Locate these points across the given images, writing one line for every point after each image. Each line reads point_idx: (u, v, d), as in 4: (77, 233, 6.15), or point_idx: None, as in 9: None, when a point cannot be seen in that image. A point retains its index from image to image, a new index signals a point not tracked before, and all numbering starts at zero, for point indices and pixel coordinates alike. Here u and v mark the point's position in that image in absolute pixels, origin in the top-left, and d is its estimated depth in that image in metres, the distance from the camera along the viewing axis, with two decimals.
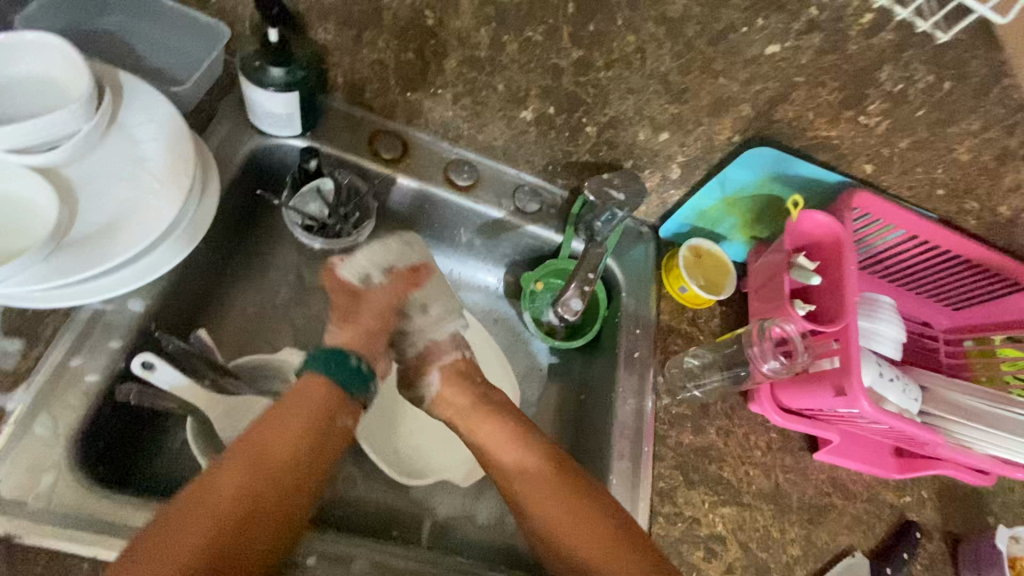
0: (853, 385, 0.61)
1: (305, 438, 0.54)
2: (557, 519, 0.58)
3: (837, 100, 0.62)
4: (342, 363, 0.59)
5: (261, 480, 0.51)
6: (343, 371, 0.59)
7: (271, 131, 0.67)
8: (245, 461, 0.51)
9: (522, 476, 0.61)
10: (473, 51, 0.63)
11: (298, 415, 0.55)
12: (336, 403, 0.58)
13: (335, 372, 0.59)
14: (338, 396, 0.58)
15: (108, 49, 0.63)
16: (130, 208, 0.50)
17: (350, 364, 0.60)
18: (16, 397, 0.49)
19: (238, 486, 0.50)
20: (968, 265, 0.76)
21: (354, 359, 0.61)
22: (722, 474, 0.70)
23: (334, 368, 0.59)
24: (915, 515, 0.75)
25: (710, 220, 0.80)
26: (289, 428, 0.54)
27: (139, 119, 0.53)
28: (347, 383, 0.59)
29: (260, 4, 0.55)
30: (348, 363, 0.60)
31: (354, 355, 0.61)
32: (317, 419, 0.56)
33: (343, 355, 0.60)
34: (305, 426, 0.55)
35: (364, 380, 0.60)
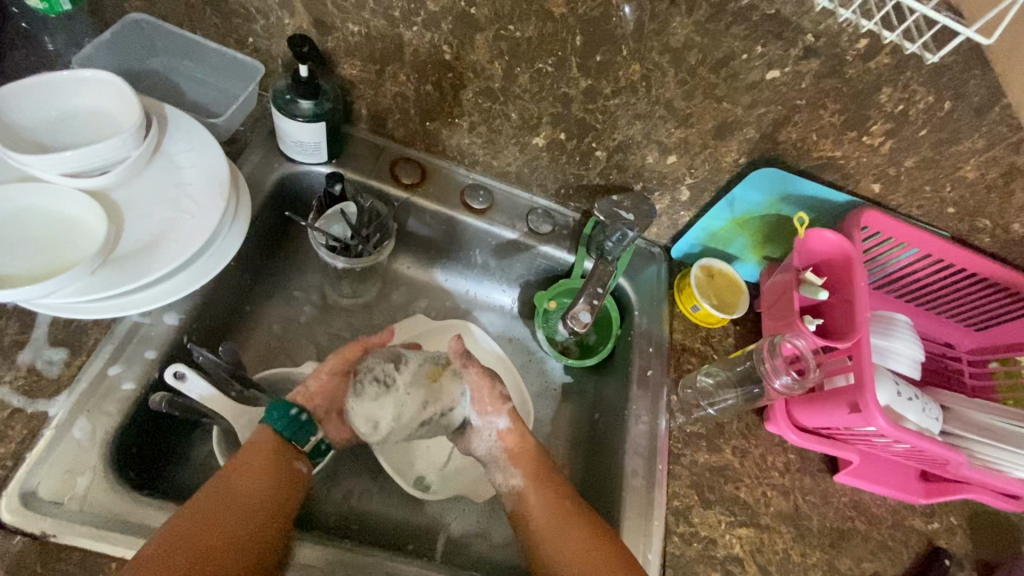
0: (867, 401, 0.60)
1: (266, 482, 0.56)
2: (566, 549, 0.59)
3: (840, 121, 0.64)
4: (289, 413, 0.61)
5: (239, 520, 0.53)
6: (282, 419, 0.60)
7: (300, 159, 0.71)
8: (216, 507, 0.52)
9: (544, 506, 0.64)
10: (487, 83, 0.68)
11: (259, 459, 0.58)
12: (285, 450, 0.60)
13: (276, 421, 0.60)
14: (283, 445, 0.60)
15: (157, 87, 0.69)
16: (169, 228, 0.53)
17: (290, 413, 0.61)
18: (58, 402, 0.52)
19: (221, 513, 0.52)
20: (986, 283, 0.76)
21: (295, 410, 0.62)
22: (739, 495, 0.69)
23: (275, 418, 0.60)
24: (944, 542, 0.72)
25: (721, 240, 0.81)
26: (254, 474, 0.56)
27: (180, 148, 0.57)
28: (288, 434, 0.61)
29: (292, 44, 0.60)
30: (288, 413, 0.61)
31: (292, 406, 0.62)
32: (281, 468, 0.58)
33: (282, 406, 0.61)
34: (269, 471, 0.57)
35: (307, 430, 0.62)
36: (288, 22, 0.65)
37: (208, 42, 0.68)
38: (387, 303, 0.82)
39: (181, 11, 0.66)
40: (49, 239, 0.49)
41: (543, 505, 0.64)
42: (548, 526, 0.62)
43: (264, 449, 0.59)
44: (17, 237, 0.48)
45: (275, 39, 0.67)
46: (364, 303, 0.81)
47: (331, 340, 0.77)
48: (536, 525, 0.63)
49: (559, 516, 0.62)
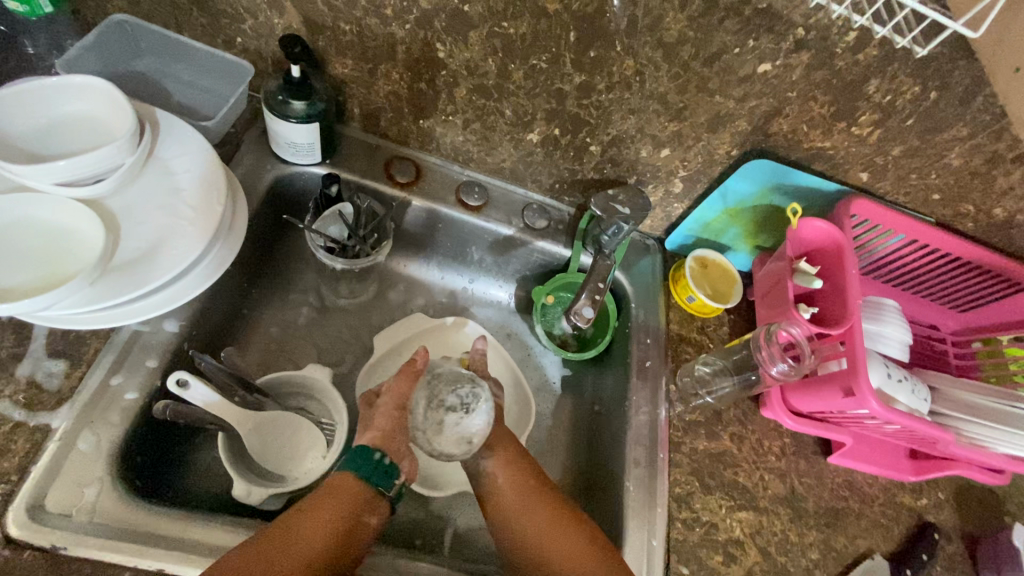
0: (861, 385, 0.62)
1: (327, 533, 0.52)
2: (549, 541, 0.59)
3: (829, 112, 0.65)
4: (372, 458, 0.57)
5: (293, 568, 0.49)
6: (364, 467, 0.56)
7: (294, 160, 0.71)
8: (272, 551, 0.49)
9: (517, 495, 0.63)
10: (481, 80, 0.67)
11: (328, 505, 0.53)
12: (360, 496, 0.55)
13: (358, 468, 0.56)
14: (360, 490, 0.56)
15: (149, 91, 0.68)
16: (166, 234, 0.53)
17: (372, 458, 0.57)
18: (61, 415, 0.51)
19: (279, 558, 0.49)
20: (969, 267, 0.78)
21: (377, 454, 0.57)
22: (737, 480, 0.71)
23: (357, 464, 0.56)
24: (933, 517, 0.75)
25: (714, 231, 0.82)
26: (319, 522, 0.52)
27: (174, 153, 0.56)
28: (371, 479, 0.56)
29: (284, 45, 0.60)
30: (371, 457, 0.57)
31: (377, 450, 0.58)
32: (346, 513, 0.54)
33: (366, 451, 0.57)
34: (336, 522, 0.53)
35: (387, 477, 0.57)
36: (278, 22, 0.64)
37: (195, 43, 0.67)
38: (386, 302, 0.82)
39: (165, 11, 0.64)
40: (46, 250, 0.48)
41: (521, 492, 0.63)
42: (525, 514, 0.61)
43: (338, 494, 0.55)
44: (11, 249, 0.47)
45: (264, 39, 0.66)
46: (362, 303, 0.80)
47: (331, 341, 0.77)
48: (511, 514, 0.62)
49: (537, 505, 0.62)
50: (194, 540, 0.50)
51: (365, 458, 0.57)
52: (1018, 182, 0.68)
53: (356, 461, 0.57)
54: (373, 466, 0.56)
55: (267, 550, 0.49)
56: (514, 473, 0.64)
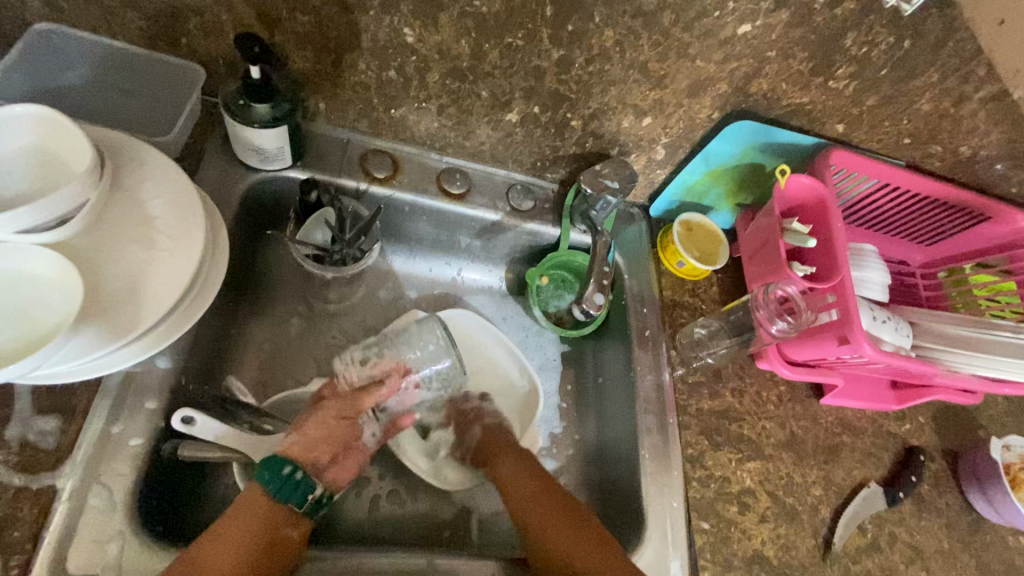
0: (855, 332, 0.66)
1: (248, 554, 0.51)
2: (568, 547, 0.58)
3: (808, 68, 0.65)
4: (283, 472, 0.55)
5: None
6: (275, 480, 0.55)
7: (263, 167, 0.67)
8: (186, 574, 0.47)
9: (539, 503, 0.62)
10: (454, 62, 0.64)
11: (239, 525, 0.52)
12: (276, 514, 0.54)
13: (268, 482, 0.55)
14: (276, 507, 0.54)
15: (97, 108, 0.63)
16: (146, 269, 0.49)
17: (283, 472, 0.55)
18: (65, 473, 0.49)
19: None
20: (938, 204, 0.82)
21: (289, 468, 0.56)
22: (742, 432, 0.75)
23: (266, 478, 0.55)
24: (917, 440, 0.81)
25: (697, 194, 0.83)
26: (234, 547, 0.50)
27: (138, 178, 0.52)
28: (282, 494, 0.55)
29: (241, 45, 0.54)
30: (286, 472, 0.56)
31: (287, 463, 0.56)
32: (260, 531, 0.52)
33: (276, 464, 0.56)
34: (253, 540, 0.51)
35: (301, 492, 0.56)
36: (227, 18, 0.58)
37: (137, 49, 0.61)
38: (377, 302, 0.79)
39: (95, 15, 0.57)
40: (17, 303, 0.44)
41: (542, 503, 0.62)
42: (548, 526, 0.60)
43: (248, 517, 0.52)
44: None
45: (212, 38, 0.60)
46: (353, 306, 0.78)
47: (330, 350, 0.74)
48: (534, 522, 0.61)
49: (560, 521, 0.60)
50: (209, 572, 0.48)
51: (275, 472, 0.55)
52: (982, 121, 0.71)
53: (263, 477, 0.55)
54: (285, 480, 0.55)
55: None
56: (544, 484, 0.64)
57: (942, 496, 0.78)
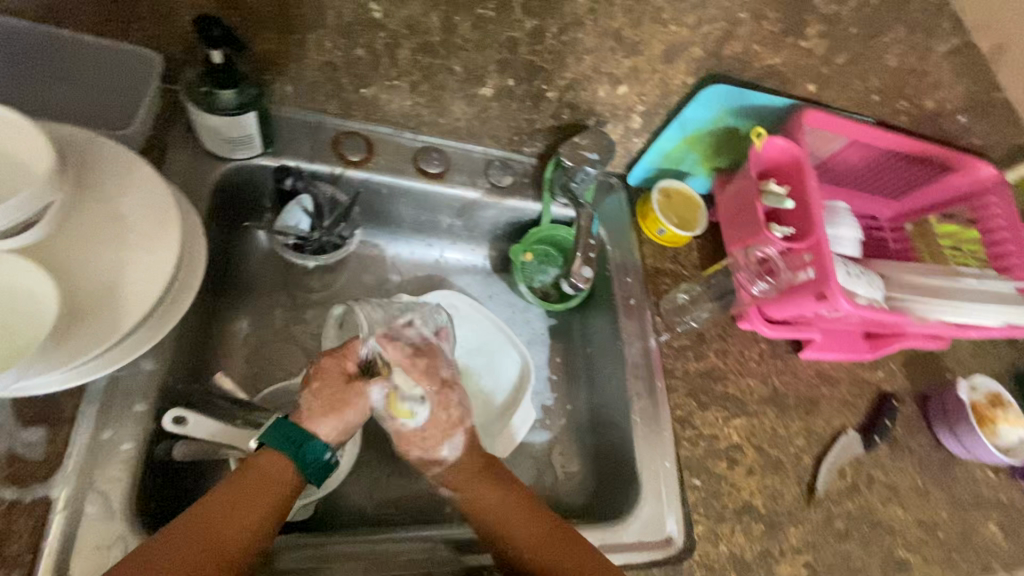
0: (831, 287, 0.67)
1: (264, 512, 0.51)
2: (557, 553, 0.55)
3: (778, 29, 0.66)
4: (320, 455, 0.54)
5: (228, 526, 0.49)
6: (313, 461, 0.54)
7: (234, 156, 0.65)
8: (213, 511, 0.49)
9: (535, 548, 0.55)
10: (425, 37, 0.63)
11: (262, 487, 0.51)
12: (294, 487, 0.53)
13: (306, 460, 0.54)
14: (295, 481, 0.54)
15: (53, 103, 0.60)
16: (122, 270, 0.47)
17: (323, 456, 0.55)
18: (58, 483, 0.48)
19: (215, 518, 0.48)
20: (906, 159, 0.84)
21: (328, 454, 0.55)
22: (728, 391, 0.77)
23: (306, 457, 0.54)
24: (889, 386, 0.86)
25: (673, 160, 0.83)
26: (251, 510, 0.50)
27: (104, 176, 0.50)
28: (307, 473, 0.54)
29: (198, 27, 0.51)
30: (321, 456, 0.55)
31: (329, 450, 0.55)
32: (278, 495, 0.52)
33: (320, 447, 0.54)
34: (267, 509, 0.50)
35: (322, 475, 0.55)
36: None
37: (85, 37, 0.57)
38: (361, 288, 0.78)
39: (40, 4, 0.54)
40: None
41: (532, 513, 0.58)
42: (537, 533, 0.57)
43: (270, 484, 0.51)
44: None
45: (170, 22, 0.57)
46: (336, 294, 0.77)
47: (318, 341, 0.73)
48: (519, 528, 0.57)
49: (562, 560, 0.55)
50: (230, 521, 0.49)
51: (313, 455, 0.54)
52: (945, 74, 0.74)
53: (302, 453, 0.53)
54: (318, 466, 0.54)
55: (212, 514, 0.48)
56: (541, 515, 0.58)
57: (913, 437, 0.83)
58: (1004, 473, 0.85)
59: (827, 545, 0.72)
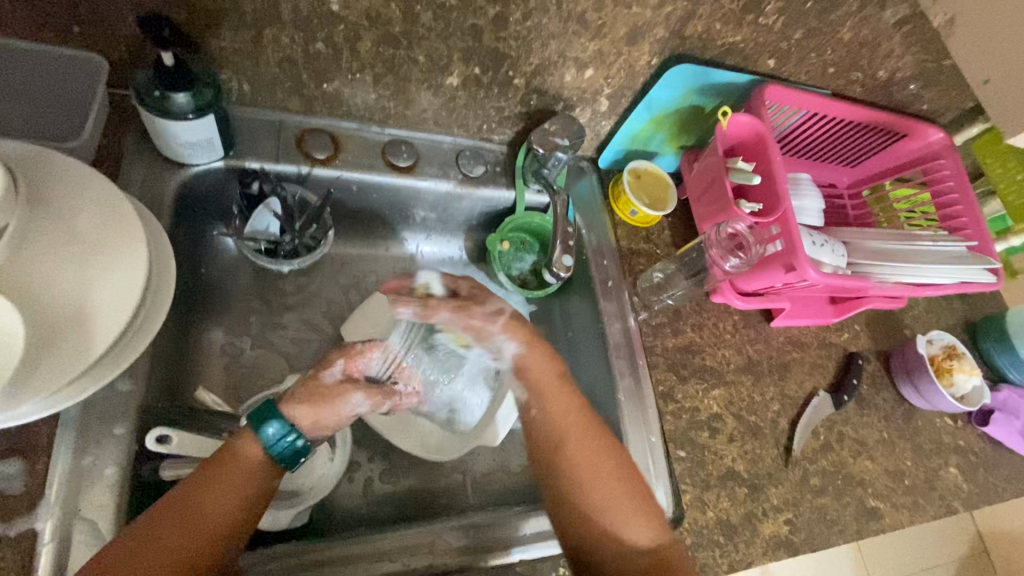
0: (800, 259, 0.71)
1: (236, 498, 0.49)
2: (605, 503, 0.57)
3: (738, 7, 0.67)
4: (285, 438, 0.52)
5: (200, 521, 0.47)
6: (279, 444, 0.52)
7: (192, 160, 0.62)
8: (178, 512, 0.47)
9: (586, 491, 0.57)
10: (386, 28, 0.61)
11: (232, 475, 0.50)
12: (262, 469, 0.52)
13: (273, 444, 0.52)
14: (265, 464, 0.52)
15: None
16: (84, 293, 0.45)
17: (289, 440, 0.52)
18: (41, 514, 0.46)
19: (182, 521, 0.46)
20: (862, 128, 0.87)
21: (297, 437, 0.53)
22: (706, 363, 0.80)
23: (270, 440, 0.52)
24: (854, 346, 0.90)
25: (642, 141, 0.84)
26: (226, 494, 0.49)
27: (57, 192, 0.47)
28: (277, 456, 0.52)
29: (147, 29, 0.49)
30: (290, 441, 0.53)
31: (295, 432, 0.53)
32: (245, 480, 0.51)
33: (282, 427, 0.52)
34: (242, 500, 0.49)
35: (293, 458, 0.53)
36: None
37: (20, 42, 0.53)
38: (338, 288, 0.77)
39: None
40: None
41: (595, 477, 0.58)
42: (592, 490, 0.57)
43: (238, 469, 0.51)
44: None
45: (114, 23, 0.54)
46: (313, 296, 0.75)
47: (298, 345, 0.72)
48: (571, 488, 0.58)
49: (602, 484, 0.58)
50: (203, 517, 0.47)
51: (278, 437, 0.52)
52: (897, 45, 0.76)
53: (263, 433, 0.52)
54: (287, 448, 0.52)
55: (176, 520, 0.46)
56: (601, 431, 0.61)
57: (878, 392, 0.88)
58: (960, 418, 0.91)
59: (805, 501, 0.76)
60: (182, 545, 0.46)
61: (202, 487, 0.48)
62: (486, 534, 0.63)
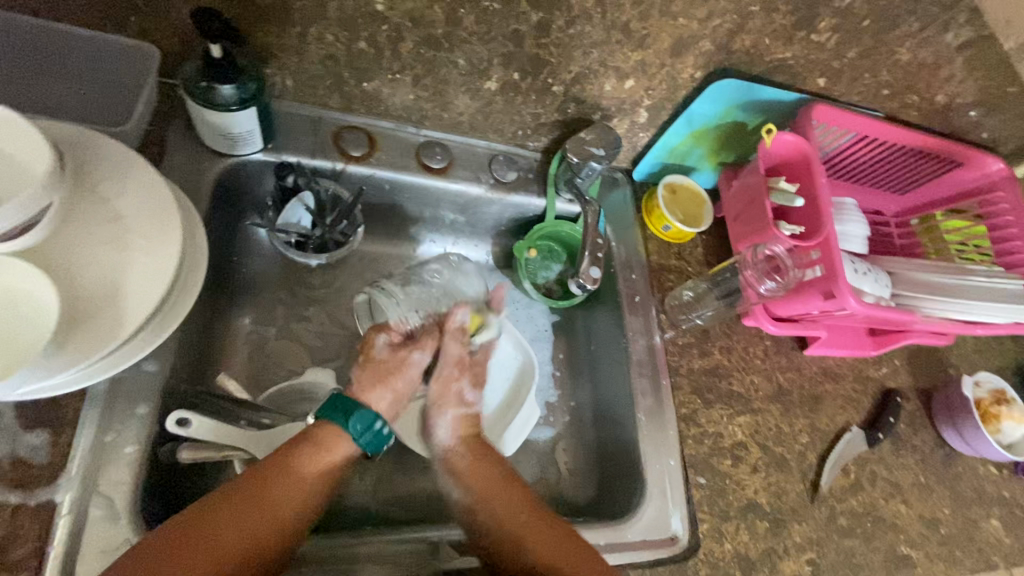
0: (840, 287, 0.67)
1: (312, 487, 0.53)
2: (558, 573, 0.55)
3: (790, 23, 0.65)
4: (374, 426, 0.57)
5: (278, 502, 0.50)
6: (365, 431, 0.56)
7: (233, 152, 0.63)
8: (258, 492, 0.50)
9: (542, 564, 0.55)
10: (428, 30, 0.61)
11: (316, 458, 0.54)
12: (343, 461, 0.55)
13: (357, 427, 0.56)
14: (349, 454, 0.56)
15: (43, 95, 0.59)
16: (121, 272, 0.46)
17: (376, 426, 0.57)
18: (61, 486, 0.48)
19: (262, 502, 0.50)
20: (915, 154, 0.83)
21: (384, 424, 0.58)
22: (733, 388, 0.77)
23: (355, 423, 0.56)
24: (892, 383, 0.85)
25: (679, 155, 0.82)
26: (301, 480, 0.52)
27: (103, 173, 0.49)
28: (365, 443, 0.57)
29: (198, 21, 0.50)
30: (374, 426, 0.57)
31: (380, 418, 0.58)
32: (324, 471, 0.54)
33: (369, 417, 0.57)
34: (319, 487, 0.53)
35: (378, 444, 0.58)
36: None
37: (78, 29, 0.55)
38: (364, 285, 0.77)
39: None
40: None
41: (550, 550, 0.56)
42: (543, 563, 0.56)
43: (322, 457, 0.54)
44: None
45: (168, 15, 0.56)
46: (339, 291, 0.76)
47: (321, 339, 0.72)
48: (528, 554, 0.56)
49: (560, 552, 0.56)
50: (281, 501, 0.51)
51: (367, 425, 0.57)
52: (959, 68, 0.72)
53: (354, 423, 0.56)
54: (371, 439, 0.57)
55: (259, 496, 0.50)
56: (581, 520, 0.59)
57: (916, 433, 0.83)
58: (1006, 468, 0.85)
59: (831, 542, 0.72)
60: (258, 522, 0.49)
61: (283, 471, 0.52)
62: None
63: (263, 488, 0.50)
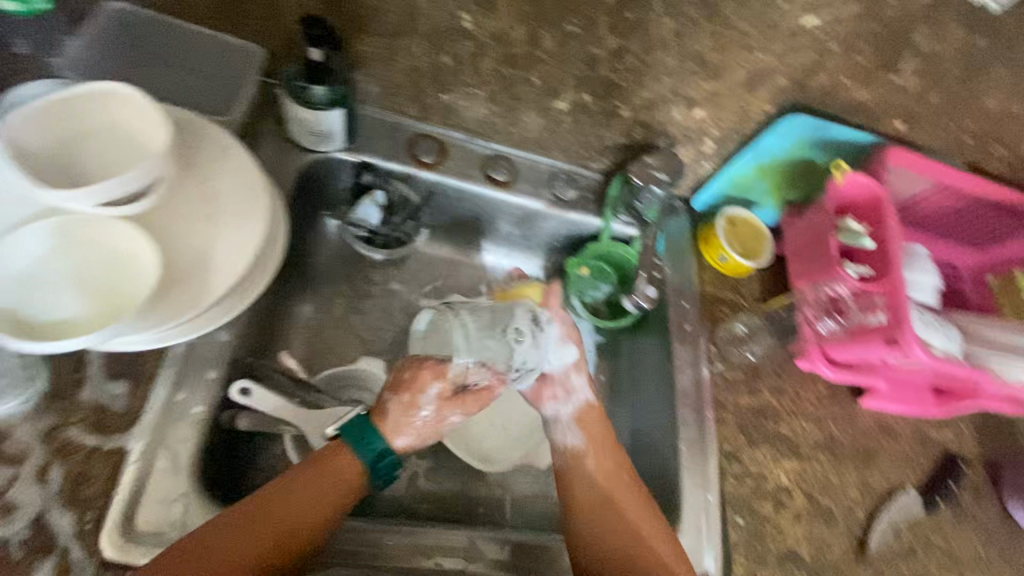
0: (905, 335, 0.65)
1: (320, 510, 0.53)
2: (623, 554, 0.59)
3: (863, 63, 0.67)
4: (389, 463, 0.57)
5: (285, 518, 0.52)
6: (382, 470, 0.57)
7: (315, 148, 0.68)
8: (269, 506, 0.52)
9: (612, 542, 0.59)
10: (507, 49, 0.70)
11: (331, 487, 0.54)
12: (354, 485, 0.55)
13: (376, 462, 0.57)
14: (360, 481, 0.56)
15: (145, 81, 0.63)
16: (213, 242, 0.51)
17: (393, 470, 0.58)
18: (134, 435, 0.52)
19: (271, 517, 0.51)
20: (998, 208, 0.78)
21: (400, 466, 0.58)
22: (780, 431, 0.74)
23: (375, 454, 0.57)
24: (957, 449, 0.79)
25: (743, 189, 0.80)
26: (312, 499, 0.53)
27: (207, 153, 0.54)
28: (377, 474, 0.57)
29: (305, 26, 0.55)
30: (393, 469, 0.58)
31: (400, 466, 0.58)
32: (334, 493, 0.54)
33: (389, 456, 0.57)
34: (328, 509, 0.53)
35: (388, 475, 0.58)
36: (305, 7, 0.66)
37: (208, 30, 0.66)
38: (418, 286, 0.80)
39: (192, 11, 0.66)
40: (105, 274, 0.46)
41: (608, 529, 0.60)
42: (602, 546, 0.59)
43: (335, 477, 0.55)
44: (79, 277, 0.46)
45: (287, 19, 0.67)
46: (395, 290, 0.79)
47: (373, 333, 0.75)
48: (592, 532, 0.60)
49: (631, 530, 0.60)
50: (288, 517, 0.52)
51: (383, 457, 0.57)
52: None
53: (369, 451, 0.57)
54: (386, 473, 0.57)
55: (270, 509, 0.52)
56: (640, 516, 0.60)
57: (982, 507, 0.76)
58: None
59: None
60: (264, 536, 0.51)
61: (299, 486, 0.53)
62: (529, 552, 0.61)
63: (274, 502, 0.52)
